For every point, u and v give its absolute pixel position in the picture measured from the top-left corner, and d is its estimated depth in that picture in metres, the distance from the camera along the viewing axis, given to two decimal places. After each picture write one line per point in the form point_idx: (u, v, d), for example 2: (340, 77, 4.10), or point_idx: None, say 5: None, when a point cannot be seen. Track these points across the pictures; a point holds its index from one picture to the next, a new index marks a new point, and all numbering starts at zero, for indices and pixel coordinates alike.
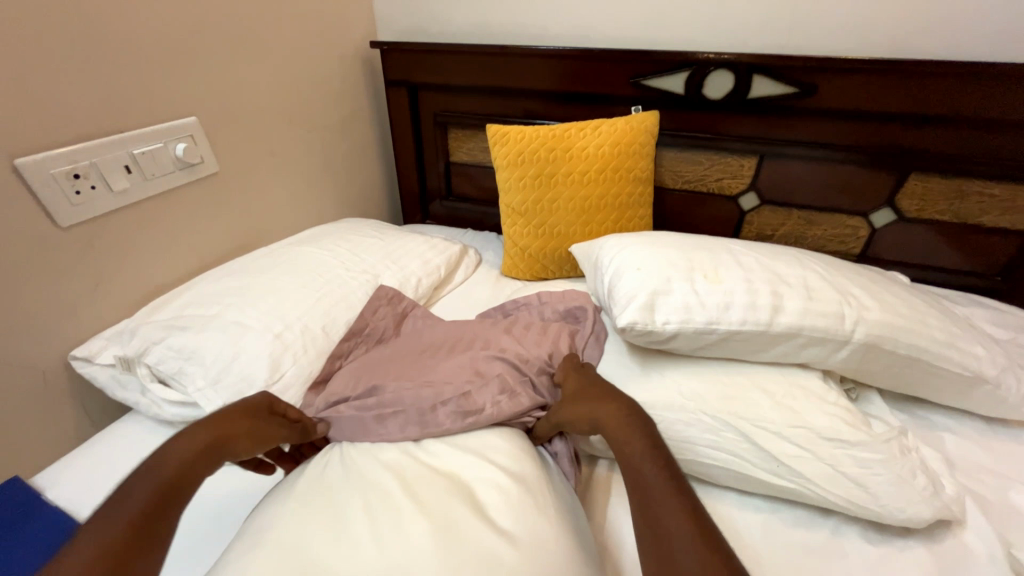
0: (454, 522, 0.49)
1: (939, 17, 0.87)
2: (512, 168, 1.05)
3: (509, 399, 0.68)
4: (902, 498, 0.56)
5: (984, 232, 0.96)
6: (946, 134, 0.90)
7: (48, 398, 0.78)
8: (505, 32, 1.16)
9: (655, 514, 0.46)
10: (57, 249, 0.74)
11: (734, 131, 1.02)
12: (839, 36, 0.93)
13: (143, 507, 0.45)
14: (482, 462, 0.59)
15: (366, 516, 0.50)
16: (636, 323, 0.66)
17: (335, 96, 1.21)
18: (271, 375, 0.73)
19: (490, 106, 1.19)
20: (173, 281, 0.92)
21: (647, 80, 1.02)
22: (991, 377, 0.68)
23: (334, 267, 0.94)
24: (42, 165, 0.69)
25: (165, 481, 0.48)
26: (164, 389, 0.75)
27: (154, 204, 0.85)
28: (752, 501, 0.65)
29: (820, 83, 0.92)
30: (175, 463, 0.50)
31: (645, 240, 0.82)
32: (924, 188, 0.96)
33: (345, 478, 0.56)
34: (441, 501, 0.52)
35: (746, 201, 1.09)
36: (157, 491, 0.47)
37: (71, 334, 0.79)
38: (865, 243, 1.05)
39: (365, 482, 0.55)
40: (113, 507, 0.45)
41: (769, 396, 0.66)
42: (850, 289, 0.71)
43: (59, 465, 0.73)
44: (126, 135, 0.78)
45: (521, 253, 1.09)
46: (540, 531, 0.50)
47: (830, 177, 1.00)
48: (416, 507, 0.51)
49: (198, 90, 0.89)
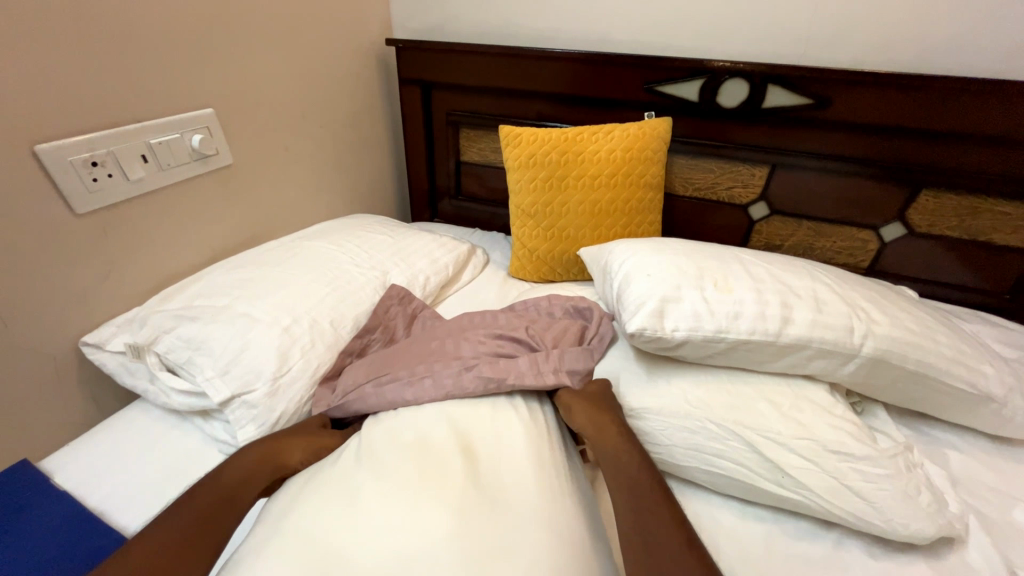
0: (471, 500, 0.50)
1: (957, 32, 0.87)
2: (524, 170, 1.05)
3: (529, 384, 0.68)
4: (907, 515, 0.56)
5: (994, 250, 0.96)
6: (959, 151, 0.90)
7: (58, 382, 0.79)
8: (520, 33, 1.16)
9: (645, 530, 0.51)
10: (73, 235, 0.75)
11: (747, 141, 1.02)
12: (855, 48, 0.93)
13: (198, 521, 0.52)
14: (499, 436, 0.59)
15: (384, 495, 0.50)
16: (646, 328, 0.66)
17: (348, 91, 1.22)
18: (279, 367, 0.74)
19: (503, 107, 1.20)
20: (184, 271, 0.93)
21: (661, 87, 1.02)
22: (999, 396, 0.68)
23: (344, 262, 0.95)
24: (62, 152, 0.70)
25: (217, 496, 0.55)
26: (172, 378, 0.75)
27: (168, 195, 0.86)
28: (754, 510, 0.65)
29: (834, 96, 0.92)
30: (227, 487, 0.56)
31: (655, 246, 0.82)
32: (936, 204, 0.96)
33: (361, 455, 0.57)
34: (458, 477, 0.52)
35: (755, 210, 1.09)
36: (209, 505, 0.53)
37: (82, 319, 0.79)
38: (874, 256, 1.05)
39: (382, 459, 0.55)
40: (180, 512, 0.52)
41: (775, 407, 0.66)
42: (859, 302, 0.71)
43: (67, 450, 0.74)
44: (144, 125, 0.79)
45: (530, 254, 1.09)
46: (556, 514, 0.51)
47: (842, 190, 1.00)
48: (434, 485, 0.51)
49: (215, 81, 0.89)
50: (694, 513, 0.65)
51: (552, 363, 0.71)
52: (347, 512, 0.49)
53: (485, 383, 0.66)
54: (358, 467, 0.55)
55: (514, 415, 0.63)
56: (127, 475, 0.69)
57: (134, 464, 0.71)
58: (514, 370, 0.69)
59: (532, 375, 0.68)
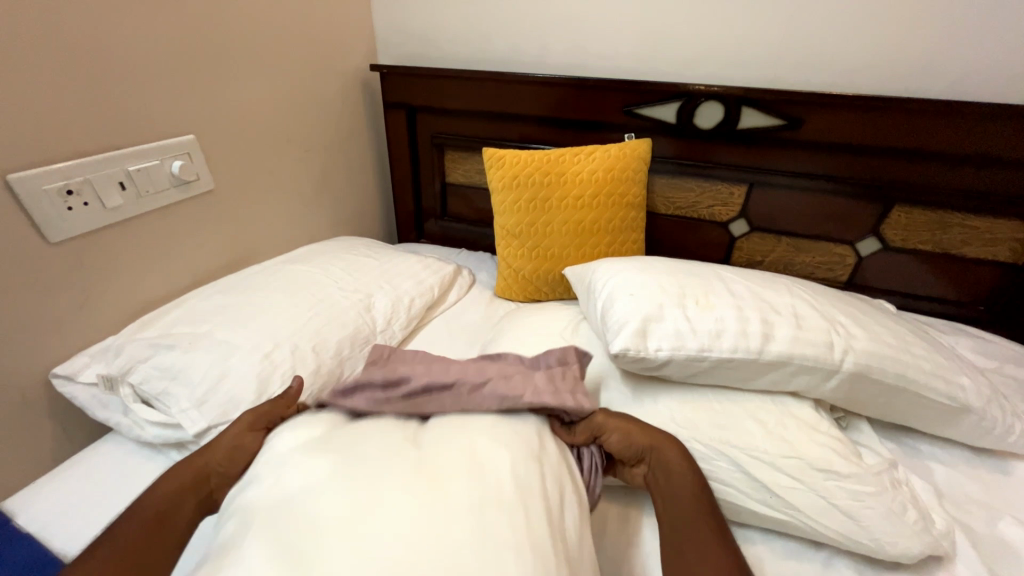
0: (446, 526, 0.44)
1: (918, 57, 0.91)
2: (508, 191, 1.06)
3: (552, 395, 0.63)
4: (894, 532, 0.56)
5: (966, 262, 0.99)
6: (926, 168, 0.93)
7: (26, 416, 0.76)
8: (502, 59, 1.19)
9: (688, 551, 0.52)
10: (45, 264, 0.73)
11: (724, 160, 1.05)
12: (823, 73, 0.97)
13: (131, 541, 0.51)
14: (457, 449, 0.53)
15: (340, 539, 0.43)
16: (629, 348, 0.66)
17: (332, 115, 1.23)
18: (258, 396, 0.72)
19: (486, 129, 1.21)
20: (162, 298, 0.91)
21: (640, 109, 1.05)
22: (977, 408, 0.69)
23: (328, 286, 0.94)
24: (36, 181, 0.69)
25: (145, 519, 0.53)
26: (146, 409, 0.73)
27: (146, 221, 0.85)
28: (744, 531, 0.64)
29: (806, 117, 0.95)
30: (155, 502, 0.54)
31: (638, 265, 0.83)
32: (908, 220, 0.98)
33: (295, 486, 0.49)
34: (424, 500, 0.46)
35: (736, 227, 1.11)
36: (136, 531, 0.52)
37: (54, 350, 0.77)
38: (852, 270, 1.07)
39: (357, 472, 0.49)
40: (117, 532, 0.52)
41: (761, 425, 0.66)
42: (838, 317, 0.72)
43: (31, 488, 0.70)
44: (122, 153, 0.79)
45: (516, 274, 1.09)
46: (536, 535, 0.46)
47: (818, 207, 1.03)
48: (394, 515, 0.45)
49: (196, 109, 0.90)
50: None
51: (570, 384, 0.66)
52: (300, 567, 0.41)
53: (501, 400, 0.61)
54: (307, 484, 0.49)
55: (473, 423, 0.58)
56: (95, 512, 0.67)
57: (102, 501, 0.68)
58: (531, 386, 0.63)
59: (548, 395, 0.63)
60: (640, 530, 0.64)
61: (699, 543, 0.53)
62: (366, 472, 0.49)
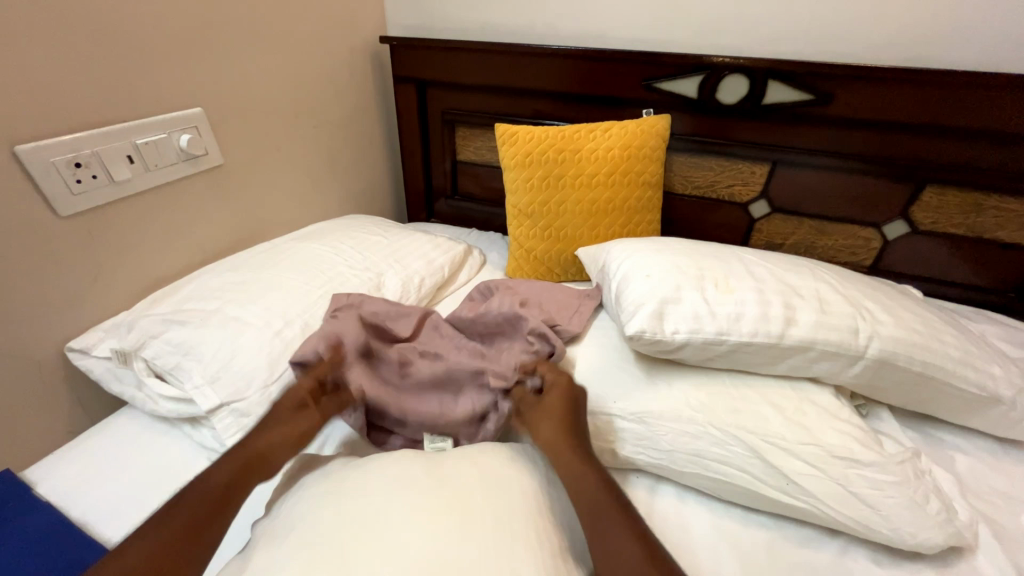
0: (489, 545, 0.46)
1: (963, 27, 0.85)
2: (520, 168, 1.03)
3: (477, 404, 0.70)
4: (914, 522, 0.55)
5: (999, 247, 0.94)
6: (964, 147, 0.88)
7: (45, 388, 0.77)
8: (517, 31, 1.14)
9: (608, 539, 0.49)
10: (58, 237, 0.73)
11: (746, 138, 1.00)
12: (857, 45, 0.91)
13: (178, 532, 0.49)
14: (480, 498, 0.51)
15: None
16: (645, 331, 0.64)
17: (342, 90, 1.20)
18: (270, 373, 0.72)
19: (499, 105, 1.18)
20: (174, 274, 0.91)
21: (659, 83, 1.00)
22: (1007, 398, 0.66)
23: (338, 264, 0.93)
24: (44, 153, 0.68)
25: (191, 510, 0.51)
26: (159, 384, 0.74)
27: (155, 196, 0.84)
28: (757, 518, 0.63)
29: (836, 92, 0.90)
30: (214, 486, 0.53)
31: (654, 245, 0.80)
32: (940, 201, 0.94)
33: (311, 526, 0.48)
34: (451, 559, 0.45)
35: (756, 208, 1.07)
36: (184, 519, 0.50)
37: (69, 324, 0.78)
38: (876, 254, 1.03)
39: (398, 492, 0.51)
40: (170, 517, 0.50)
41: (779, 411, 0.64)
42: (864, 302, 0.69)
43: (52, 459, 0.72)
44: (130, 125, 0.77)
45: (527, 255, 1.07)
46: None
47: (843, 188, 0.98)
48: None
49: (204, 81, 0.88)
50: (693, 521, 0.63)
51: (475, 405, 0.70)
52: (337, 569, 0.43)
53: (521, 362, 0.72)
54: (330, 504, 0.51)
55: (490, 459, 0.58)
56: (113, 484, 0.68)
57: (120, 472, 0.69)
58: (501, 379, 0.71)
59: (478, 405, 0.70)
60: (651, 514, 0.63)
61: (614, 529, 0.50)
62: (407, 492, 0.51)
